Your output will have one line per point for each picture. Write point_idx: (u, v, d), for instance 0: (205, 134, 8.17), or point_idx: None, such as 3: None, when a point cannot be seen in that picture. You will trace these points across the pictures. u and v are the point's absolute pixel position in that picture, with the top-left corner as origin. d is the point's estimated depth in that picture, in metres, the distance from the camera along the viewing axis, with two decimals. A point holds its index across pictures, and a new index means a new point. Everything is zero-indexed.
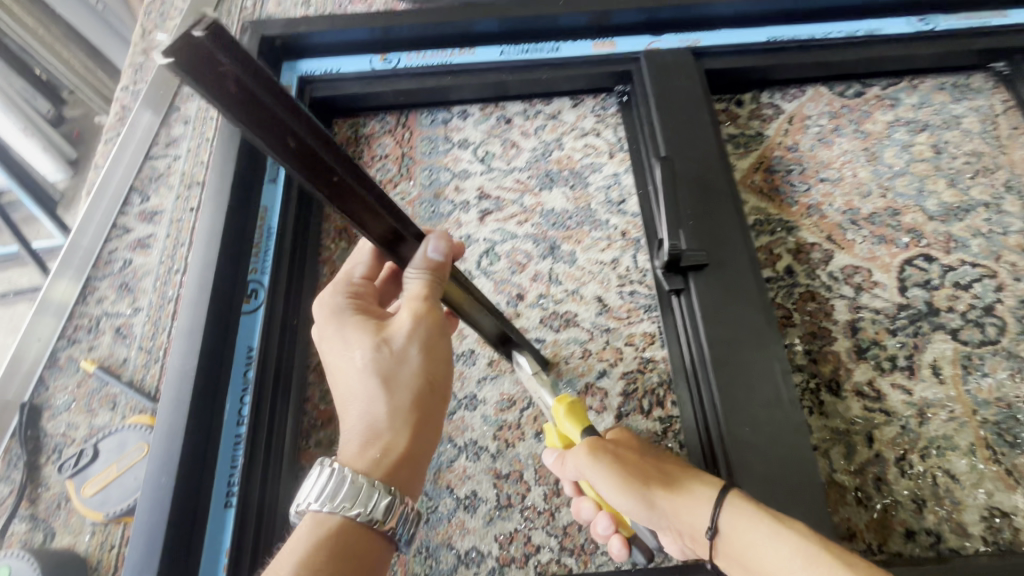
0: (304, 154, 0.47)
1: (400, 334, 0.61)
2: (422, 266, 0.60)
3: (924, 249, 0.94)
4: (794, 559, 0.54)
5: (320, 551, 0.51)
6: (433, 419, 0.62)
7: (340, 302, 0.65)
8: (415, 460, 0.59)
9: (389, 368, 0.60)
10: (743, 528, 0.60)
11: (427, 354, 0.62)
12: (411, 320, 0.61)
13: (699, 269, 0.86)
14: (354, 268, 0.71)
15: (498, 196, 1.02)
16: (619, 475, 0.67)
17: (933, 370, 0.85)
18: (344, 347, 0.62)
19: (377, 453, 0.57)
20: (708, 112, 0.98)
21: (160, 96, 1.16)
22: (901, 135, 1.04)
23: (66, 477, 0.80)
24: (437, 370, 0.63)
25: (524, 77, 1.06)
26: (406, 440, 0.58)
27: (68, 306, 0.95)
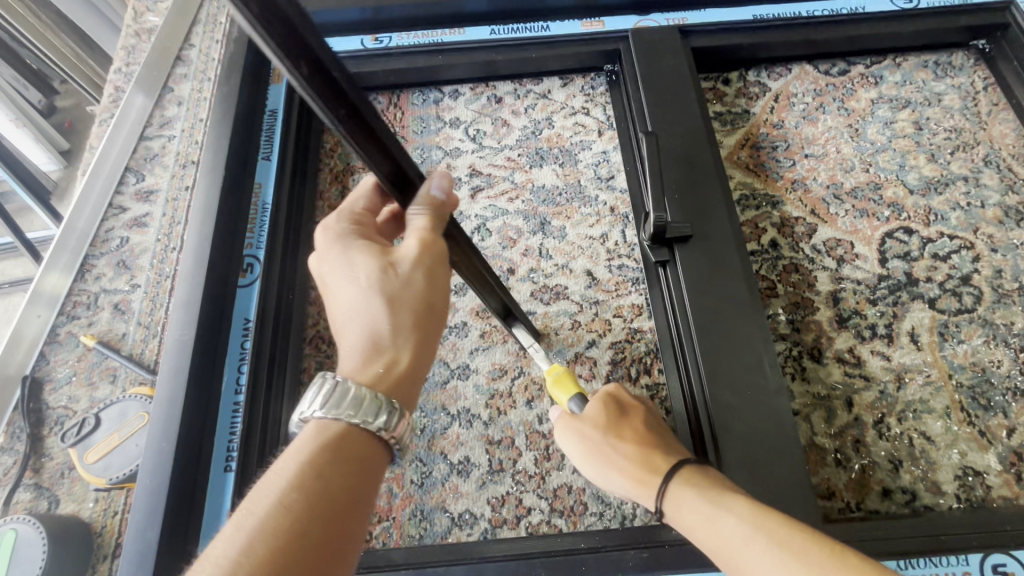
0: (319, 79, 0.45)
1: (406, 259, 0.55)
2: (424, 204, 0.57)
3: (904, 222, 0.97)
4: (733, 539, 0.57)
5: (324, 455, 0.46)
6: (436, 345, 0.57)
7: (345, 230, 0.59)
8: (419, 382, 0.54)
9: (395, 289, 0.54)
10: (686, 511, 0.63)
11: (432, 280, 0.56)
12: (418, 247, 0.55)
13: (685, 240, 0.88)
14: (355, 199, 0.64)
15: (489, 173, 1.04)
16: (581, 449, 0.74)
17: (911, 337, 0.88)
18: (347, 269, 0.56)
19: (381, 368, 0.52)
20: (693, 90, 1.00)
21: (153, 77, 1.17)
22: (883, 113, 1.07)
23: (69, 446, 0.82)
24: (441, 295, 0.57)
25: (514, 56, 1.08)
26: (410, 359, 0.54)
27: (60, 297, 0.95)
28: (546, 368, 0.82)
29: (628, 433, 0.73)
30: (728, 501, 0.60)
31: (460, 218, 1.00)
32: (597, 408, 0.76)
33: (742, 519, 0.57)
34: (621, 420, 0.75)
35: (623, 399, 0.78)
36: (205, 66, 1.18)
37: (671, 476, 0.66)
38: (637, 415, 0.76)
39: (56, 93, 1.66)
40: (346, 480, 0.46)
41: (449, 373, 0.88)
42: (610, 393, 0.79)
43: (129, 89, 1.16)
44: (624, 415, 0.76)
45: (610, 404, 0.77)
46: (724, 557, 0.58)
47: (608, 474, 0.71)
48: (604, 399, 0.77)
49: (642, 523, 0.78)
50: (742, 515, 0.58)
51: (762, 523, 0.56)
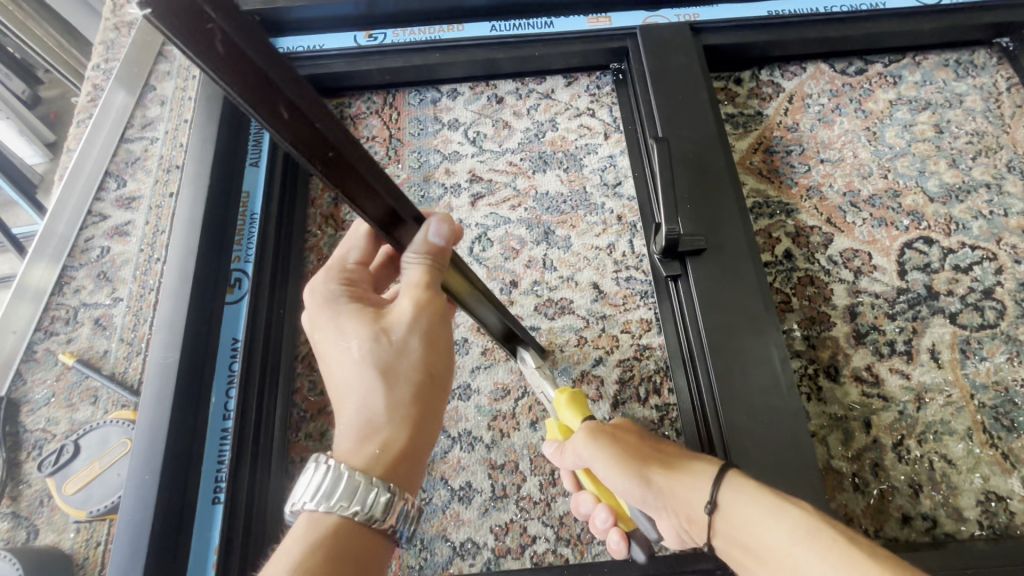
0: (297, 125, 0.42)
1: (400, 324, 0.53)
2: (422, 252, 0.54)
3: (924, 231, 0.93)
4: (798, 529, 0.48)
5: (316, 555, 0.44)
6: (437, 414, 0.55)
7: (336, 291, 0.56)
8: (421, 453, 0.52)
9: (389, 360, 0.52)
10: (744, 500, 0.53)
11: (430, 346, 0.54)
12: (413, 309, 0.53)
13: (697, 253, 0.84)
14: (349, 250, 0.60)
15: (490, 178, 0.99)
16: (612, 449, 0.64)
17: (931, 354, 0.84)
18: (339, 337, 0.53)
19: (377, 449, 0.50)
20: (705, 91, 0.95)
21: (134, 74, 1.11)
22: (902, 115, 1.02)
23: (47, 475, 0.78)
24: (441, 361, 0.55)
25: (516, 54, 1.02)
26: (408, 434, 0.51)
27: (46, 293, 0.91)
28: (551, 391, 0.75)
29: (667, 446, 0.65)
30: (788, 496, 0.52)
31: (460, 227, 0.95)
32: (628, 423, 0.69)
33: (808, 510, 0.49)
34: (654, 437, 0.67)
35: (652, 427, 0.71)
36: (189, 62, 1.11)
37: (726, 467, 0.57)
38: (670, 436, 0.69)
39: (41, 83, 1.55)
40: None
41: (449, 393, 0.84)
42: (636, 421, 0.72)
43: (109, 86, 1.10)
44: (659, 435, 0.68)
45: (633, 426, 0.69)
46: (782, 564, 0.48)
47: (647, 473, 0.61)
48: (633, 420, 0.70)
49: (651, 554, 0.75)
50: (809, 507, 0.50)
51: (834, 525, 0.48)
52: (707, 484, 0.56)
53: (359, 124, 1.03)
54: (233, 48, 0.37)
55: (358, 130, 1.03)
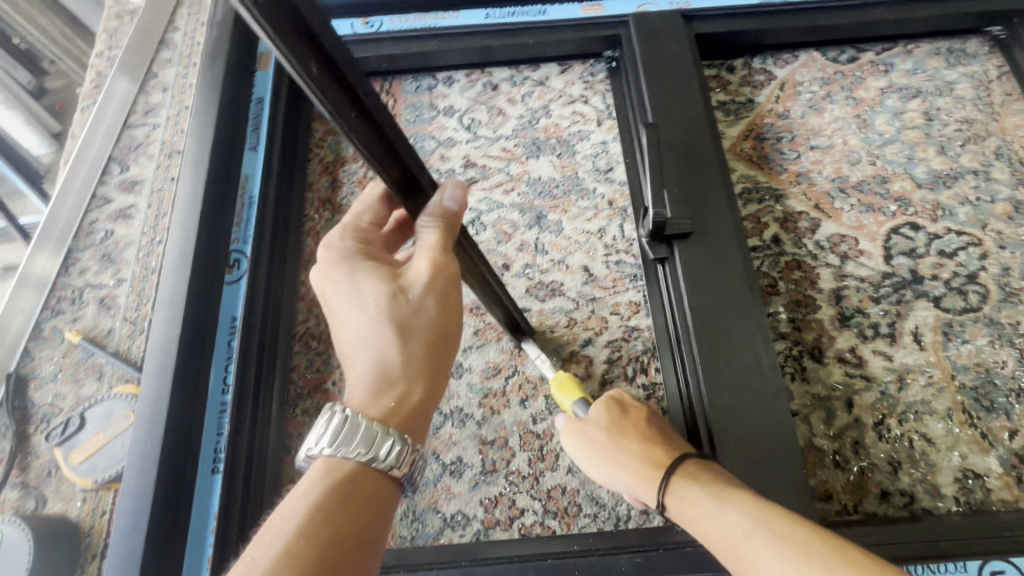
0: (330, 81, 0.43)
1: (416, 283, 0.55)
2: (437, 215, 0.56)
3: (910, 217, 0.94)
4: (737, 529, 0.57)
5: (333, 499, 0.46)
6: (446, 372, 0.57)
7: (350, 250, 0.59)
8: (432, 407, 0.55)
9: (405, 317, 0.55)
10: (688, 505, 0.63)
11: (443, 306, 0.56)
12: (429, 269, 0.55)
13: (684, 237, 0.85)
14: (361, 213, 0.64)
15: (484, 164, 1.01)
16: (582, 450, 0.73)
17: (914, 336, 0.86)
18: (355, 294, 0.56)
19: (393, 401, 0.52)
20: (696, 78, 0.96)
21: (137, 62, 1.13)
22: (892, 102, 1.03)
23: (54, 446, 0.81)
24: (452, 321, 0.57)
25: (510, 41, 1.04)
26: (421, 389, 0.54)
27: (49, 279, 0.94)
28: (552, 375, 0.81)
29: (632, 431, 0.72)
30: (733, 492, 0.61)
31: None
32: (601, 408, 0.75)
33: (745, 510, 0.58)
34: (624, 419, 0.74)
35: (629, 402, 0.77)
36: (190, 50, 1.13)
37: (675, 472, 0.66)
38: (641, 415, 0.74)
39: (47, 74, 1.51)
40: (353, 525, 0.46)
41: None
42: (614, 397, 0.77)
43: (113, 73, 1.13)
44: (632, 414, 0.75)
45: (613, 406, 0.76)
46: (726, 551, 0.58)
47: (613, 472, 0.71)
48: (612, 401, 0.76)
49: (636, 525, 0.77)
50: (744, 508, 0.59)
51: (762, 517, 0.57)
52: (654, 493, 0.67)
53: None
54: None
55: None
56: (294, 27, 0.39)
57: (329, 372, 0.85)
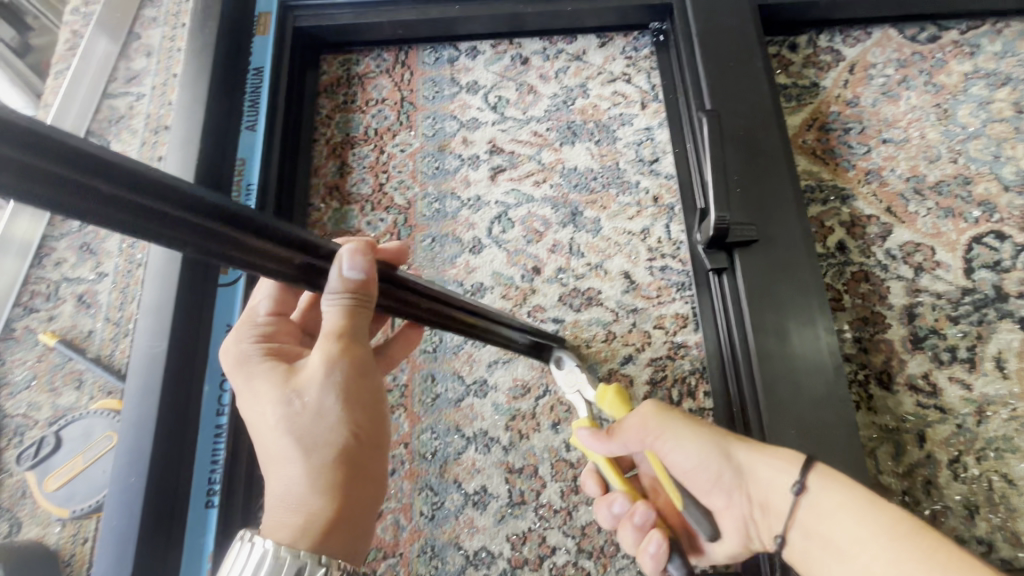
0: (115, 203, 0.28)
1: (311, 384, 0.46)
2: (341, 290, 0.43)
3: (996, 224, 0.83)
4: (901, 526, 0.45)
5: None
6: (374, 472, 0.48)
7: (246, 349, 0.51)
8: (354, 515, 0.47)
9: (303, 425, 0.46)
10: (833, 498, 0.49)
11: (350, 402, 0.47)
12: (323, 365, 0.46)
13: (746, 245, 0.75)
14: (257, 301, 0.56)
15: (512, 150, 0.89)
16: (681, 428, 0.57)
17: (996, 363, 0.76)
18: (250, 400, 0.48)
19: (299, 521, 0.44)
20: (761, 58, 0.84)
21: (116, 19, 1.00)
22: (978, 90, 0.90)
23: (26, 469, 0.72)
24: (367, 417, 0.48)
25: (545, 8, 0.91)
26: (334, 504, 0.45)
27: (32, 244, 0.85)
28: (596, 389, 0.64)
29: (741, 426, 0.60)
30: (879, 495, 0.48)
31: (478, 205, 0.86)
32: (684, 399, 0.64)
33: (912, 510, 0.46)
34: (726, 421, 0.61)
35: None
36: (177, 7, 1.00)
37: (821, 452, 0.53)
38: None
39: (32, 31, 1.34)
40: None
41: (464, 389, 0.77)
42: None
43: (89, 33, 0.99)
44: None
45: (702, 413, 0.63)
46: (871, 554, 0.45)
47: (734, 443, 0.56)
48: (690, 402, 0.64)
49: None
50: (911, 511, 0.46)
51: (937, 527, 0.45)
52: (795, 468, 0.52)
53: (367, 84, 0.93)
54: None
55: (367, 91, 0.92)
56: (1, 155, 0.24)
57: None
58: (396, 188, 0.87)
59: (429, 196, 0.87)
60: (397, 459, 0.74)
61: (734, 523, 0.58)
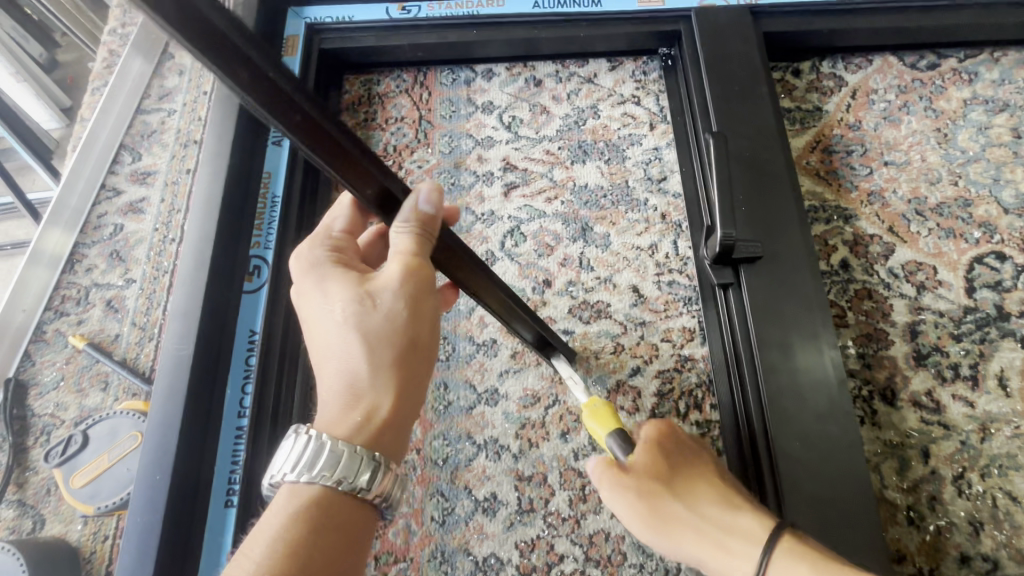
0: (262, 85, 0.39)
1: (386, 290, 0.52)
2: (411, 219, 0.51)
3: (996, 245, 0.85)
4: None
5: (299, 526, 0.45)
6: (422, 380, 0.54)
7: (320, 256, 0.56)
8: (406, 421, 0.52)
9: (374, 324, 0.51)
10: None
11: (416, 312, 0.53)
12: (400, 274, 0.51)
13: (751, 262, 0.77)
14: (333, 219, 0.60)
15: (525, 168, 0.92)
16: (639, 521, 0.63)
17: (999, 381, 0.78)
18: (322, 300, 0.53)
19: (360, 416, 0.50)
20: (766, 84, 0.87)
21: (151, 41, 1.05)
22: (977, 116, 0.93)
23: (54, 466, 0.75)
24: (426, 327, 0.54)
25: (558, 34, 0.95)
26: (392, 401, 0.51)
27: (63, 256, 0.88)
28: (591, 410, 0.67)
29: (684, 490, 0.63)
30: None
31: (491, 219, 0.89)
32: (646, 455, 0.64)
33: None
34: (676, 475, 0.64)
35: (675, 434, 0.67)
36: None
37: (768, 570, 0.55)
38: (687, 464, 0.65)
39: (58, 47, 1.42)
40: (324, 554, 0.44)
41: (476, 397, 0.79)
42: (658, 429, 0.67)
43: (126, 52, 1.04)
44: (678, 453, 0.66)
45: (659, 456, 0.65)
46: None
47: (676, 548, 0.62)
48: (651, 449, 0.65)
49: None
50: None
51: None
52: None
53: (387, 104, 0.97)
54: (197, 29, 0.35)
55: (387, 110, 0.96)
56: (207, 28, 0.35)
57: None
58: None
59: None
60: (409, 464, 0.76)
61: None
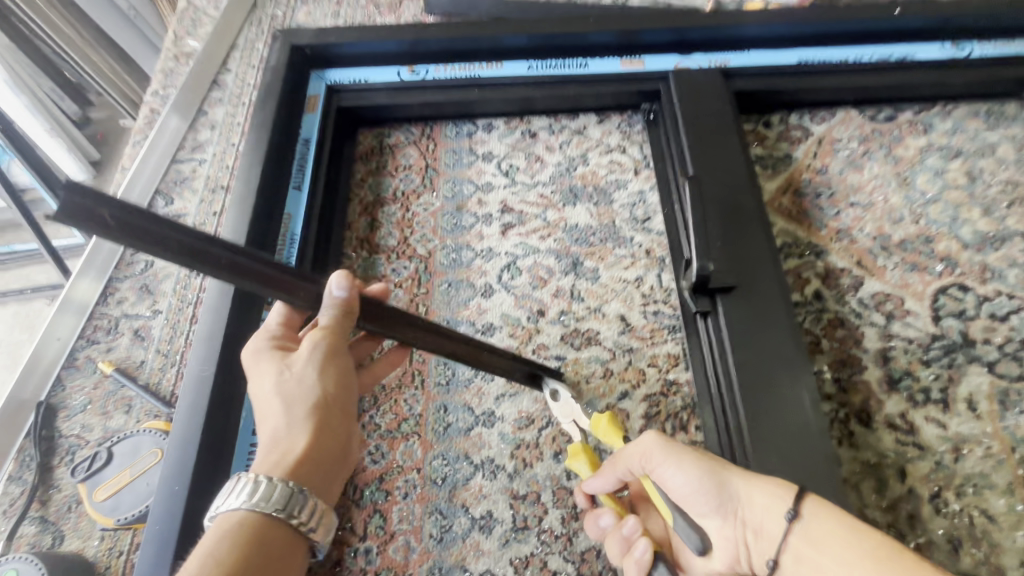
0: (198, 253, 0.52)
1: (300, 357, 0.62)
2: (330, 303, 0.61)
3: (958, 278, 0.92)
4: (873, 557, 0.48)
5: (225, 543, 0.49)
6: (338, 431, 0.61)
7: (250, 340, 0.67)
8: (320, 466, 0.58)
9: (291, 385, 0.60)
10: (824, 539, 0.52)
11: (327, 373, 0.62)
12: (311, 344, 0.62)
13: (727, 291, 0.84)
14: None
15: (521, 210, 1.01)
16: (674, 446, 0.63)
17: (969, 405, 0.82)
18: (252, 373, 0.63)
19: (277, 456, 0.56)
20: (736, 135, 0.97)
21: (188, 100, 1.17)
22: (933, 162, 1.02)
23: (78, 481, 0.79)
24: (337, 386, 0.62)
25: (552, 93, 1.07)
26: (305, 444, 0.57)
27: (90, 306, 0.95)
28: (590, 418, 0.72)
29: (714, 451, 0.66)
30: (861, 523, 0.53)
31: (490, 255, 0.97)
32: None
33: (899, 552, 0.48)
34: None
35: None
36: (240, 91, 1.18)
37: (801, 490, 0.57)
38: None
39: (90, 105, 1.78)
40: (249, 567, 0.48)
41: (473, 420, 0.84)
42: None
43: (165, 111, 1.16)
44: None
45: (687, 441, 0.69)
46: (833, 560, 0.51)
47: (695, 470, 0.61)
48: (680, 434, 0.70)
49: None
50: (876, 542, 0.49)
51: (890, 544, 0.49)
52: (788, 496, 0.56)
53: (397, 153, 1.07)
54: (121, 213, 0.46)
55: (397, 159, 1.07)
56: (145, 234, 0.48)
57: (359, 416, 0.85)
58: (419, 241, 0.99)
59: (447, 248, 0.98)
60: (409, 483, 0.80)
61: (728, 545, 0.62)
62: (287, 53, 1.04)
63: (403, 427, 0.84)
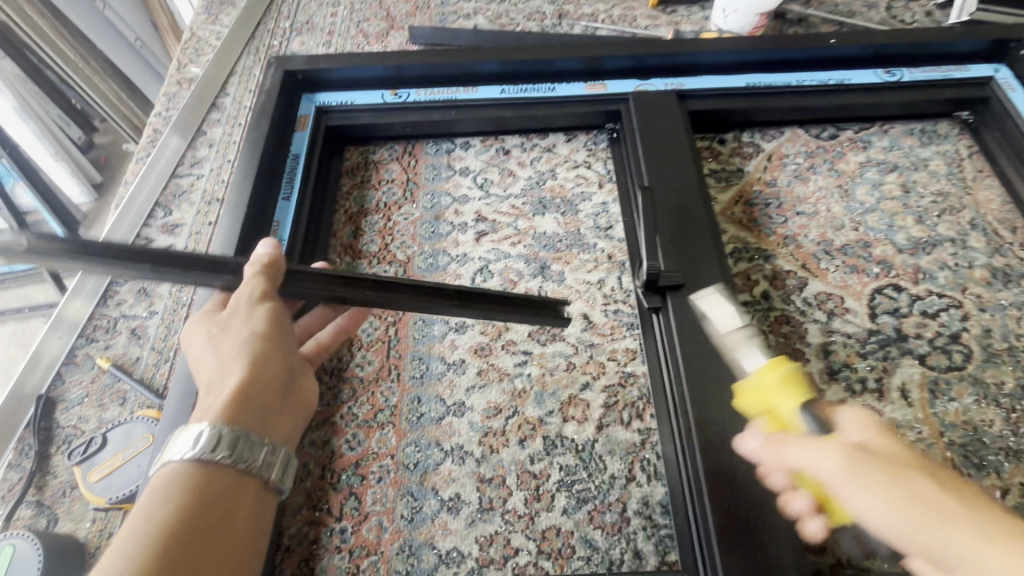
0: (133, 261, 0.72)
1: (231, 313, 0.72)
2: (256, 262, 0.75)
3: (893, 279, 1.00)
4: None
5: (164, 497, 0.56)
6: (269, 367, 0.69)
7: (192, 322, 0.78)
8: (252, 398, 0.65)
9: (223, 335, 0.70)
10: None
11: (253, 318, 0.72)
12: (238, 300, 0.73)
13: (676, 288, 0.92)
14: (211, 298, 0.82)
15: (494, 219, 1.10)
16: (869, 472, 0.53)
17: (901, 393, 0.89)
18: (191, 341, 0.73)
19: (215, 392, 0.65)
20: (688, 151, 1.07)
21: (188, 121, 1.27)
22: (872, 175, 1.12)
23: (74, 464, 0.85)
24: (265, 329, 0.71)
25: (522, 114, 1.16)
26: (237, 379, 0.66)
27: (79, 324, 1.00)
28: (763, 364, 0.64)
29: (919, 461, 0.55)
30: None
31: (464, 260, 1.05)
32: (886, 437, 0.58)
33: None
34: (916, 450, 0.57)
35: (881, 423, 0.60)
36: (237, 113, 1.28)
37: None
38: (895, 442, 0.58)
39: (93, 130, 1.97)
40: (189, 509, 0.56)
41: (445, 409, 0.90)
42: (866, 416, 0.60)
43: (166, 131, 1.26)
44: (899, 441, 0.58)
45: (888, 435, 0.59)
46: None
47: (877, 496, 0.52)
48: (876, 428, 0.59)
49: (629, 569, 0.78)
50: None
51: None
52: None
53: (381, 168, 1.16)
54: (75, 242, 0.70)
55: (380, 173, 1.16)
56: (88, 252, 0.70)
57: (338, 407, 0.91)
58: (398, 247, 1.07)
59: (425, 253, 1.06)
60: (383, 468, 0.86)
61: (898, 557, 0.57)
62: (280, 78, 1.14)
63: (379, 416, 0.90)
